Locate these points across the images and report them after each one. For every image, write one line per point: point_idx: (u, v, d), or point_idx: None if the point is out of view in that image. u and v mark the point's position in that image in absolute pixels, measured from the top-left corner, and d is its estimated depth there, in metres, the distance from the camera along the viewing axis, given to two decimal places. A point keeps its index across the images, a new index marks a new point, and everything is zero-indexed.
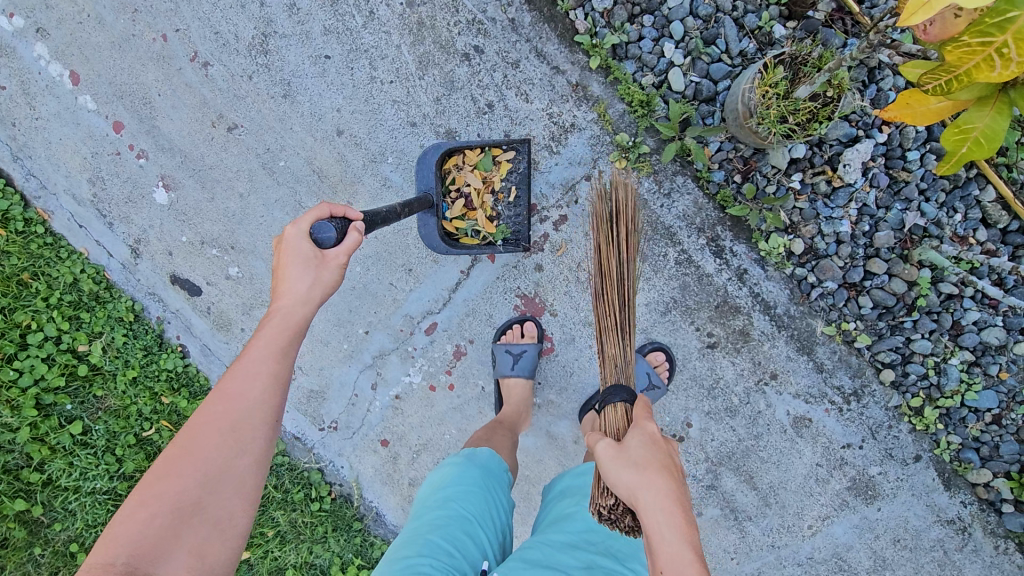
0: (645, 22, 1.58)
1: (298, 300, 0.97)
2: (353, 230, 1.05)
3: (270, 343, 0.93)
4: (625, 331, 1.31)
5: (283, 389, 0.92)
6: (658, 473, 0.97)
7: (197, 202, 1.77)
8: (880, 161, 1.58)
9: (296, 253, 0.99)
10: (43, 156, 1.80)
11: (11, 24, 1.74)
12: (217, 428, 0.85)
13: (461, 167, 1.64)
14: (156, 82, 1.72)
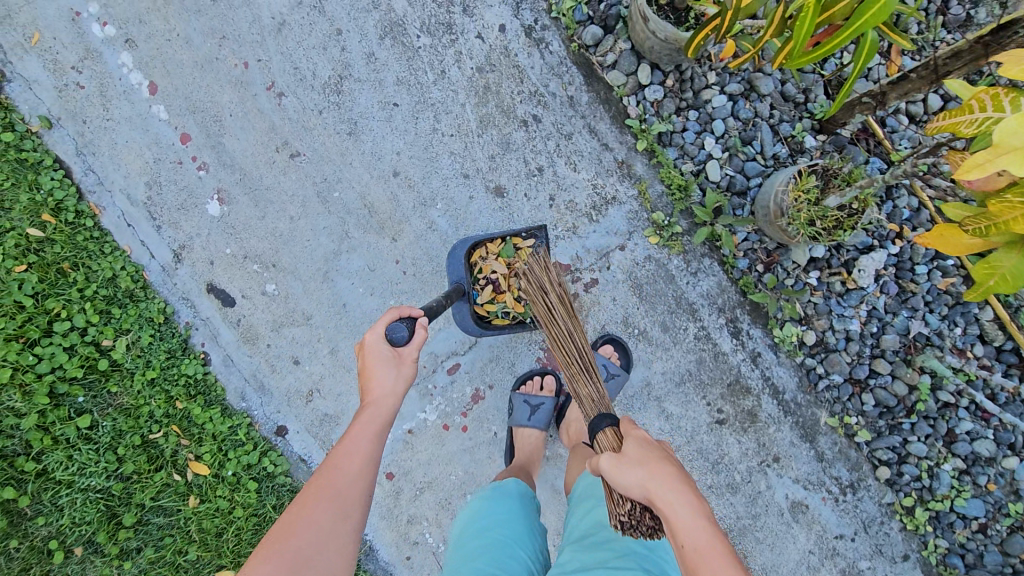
0: (690, 116, 1.73)
1: (383, 390, 1.15)
2: (421, 326, 1.24)
3: (362, 427, 1.10)
4: (590, 371, 1.40)
5: (372, 466, 1.08)
6: (664, 466, 1.02)
7: (248, 219, 1.85)
8: (891, 270, 1.70)
9: (378, 354, 1.18)
10: (106, 155, 1.86)
11: (103, 32, 1.82)
12: (324, 496, 1.00)
13: (486, 258, 1.67)
14: (230, 104, 1.81)
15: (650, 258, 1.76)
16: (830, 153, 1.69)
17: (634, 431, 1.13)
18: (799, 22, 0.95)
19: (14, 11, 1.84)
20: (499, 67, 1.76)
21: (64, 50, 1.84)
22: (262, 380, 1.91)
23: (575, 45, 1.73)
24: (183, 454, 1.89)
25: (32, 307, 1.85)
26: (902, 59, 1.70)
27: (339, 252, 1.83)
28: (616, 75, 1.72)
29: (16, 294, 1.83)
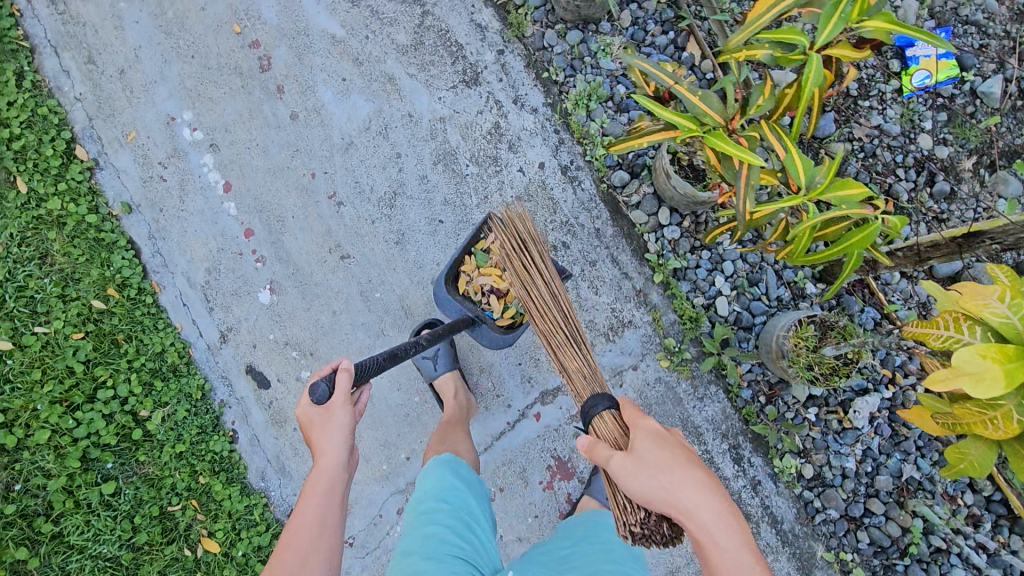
0: (704, 255, 1.92)
1: (325, 448, 1.24)
2: (343, 372, 1.29)
3: (312, 490, 1.20)
4: (580, 343, 1.48)
5: (330, 520, 1.18)
6: (679, 466, 1.11)
7: (294, 309, 2.01)
8: (885, 412, 1.82)
9: (309, 419, 1.29)
10: (174, 241, 2.06)
11: (192, 136, 2.07)
12: (286, 566, 1.09)
13: (470, 278, 1.74)
14: (293, 207, 2.03)
15: (661, 380, 1.90)
16: (829, 300, 1.86)
17: (647, 428, 1.20)
18: (801, 236, 1.48)
19: (116, 111, 2.10)
20: (536, 198, 1.98)
21: (155, 148, 2.08)
22: (284, 462, 2.00)
23: (604, 185, 1.95)
24: (196, 529, 1.96)
25: (81, 373, 2.00)
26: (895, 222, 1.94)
27: (373, 347, 1.98)
28: (638, 215, 1.93)
29: (70, 359, 2.01)
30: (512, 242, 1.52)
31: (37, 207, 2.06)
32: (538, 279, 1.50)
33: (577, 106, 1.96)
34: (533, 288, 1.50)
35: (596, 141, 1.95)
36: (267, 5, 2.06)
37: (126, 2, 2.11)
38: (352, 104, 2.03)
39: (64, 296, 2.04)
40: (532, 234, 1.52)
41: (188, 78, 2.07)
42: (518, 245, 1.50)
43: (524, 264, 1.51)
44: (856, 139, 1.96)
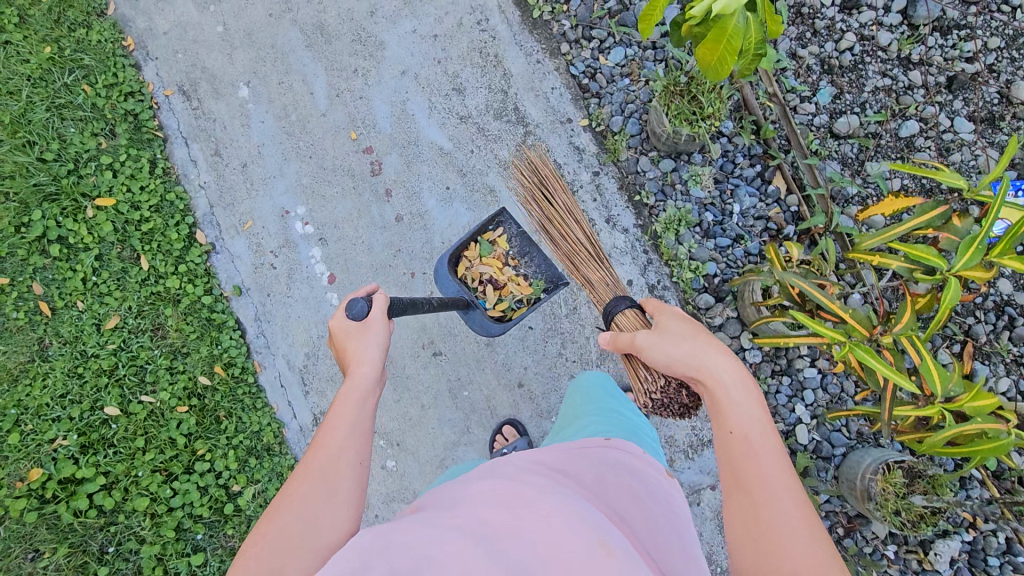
0: (784, 381, 2.00)
1: (359, 360, 1.26)
2: (377, 297, 1.36)
3: (346, 399, 1.18)
4: (601, 260, 1.74)
5: (359, 432, 1.15)
6: (707, 339, 1.13)
7: (385, 399, 2.12)
8: (964, 555, 1.85)
9: (345, 330, 1.31)
10: (278, 324, 2.20)
11: (303, 229, 2.24)
12: (310, 478, 1.05)
13: (471, 265, 1.98)
14: (392, 303, 2.16)
15: None
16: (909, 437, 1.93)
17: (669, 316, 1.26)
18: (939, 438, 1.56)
19: (236, 200, 2.28)
20: None
21: (268, 237, 2.25)
22: None
23: (689, 306, 2.06)
24: None
25: (180, 445, 2.13)
26: (974, 362, 2.01)
27: (458, 442, 2.08)
28: (722, 338, 2.03)
29: (172, 431, 2.13)
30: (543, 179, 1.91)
31: (157, 284, 2.23)
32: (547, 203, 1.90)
33: (666, 229, 2.09)
34: (540, 211, 1.91)
35: (683, 263, 2.06)
36: (383, 116, 2.25)
37: (254, 103, 2.33)
38: (454, 211, 2.18)
39: (172, 370, 2.19)
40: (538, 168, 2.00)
41: (305, 176, 2.26)
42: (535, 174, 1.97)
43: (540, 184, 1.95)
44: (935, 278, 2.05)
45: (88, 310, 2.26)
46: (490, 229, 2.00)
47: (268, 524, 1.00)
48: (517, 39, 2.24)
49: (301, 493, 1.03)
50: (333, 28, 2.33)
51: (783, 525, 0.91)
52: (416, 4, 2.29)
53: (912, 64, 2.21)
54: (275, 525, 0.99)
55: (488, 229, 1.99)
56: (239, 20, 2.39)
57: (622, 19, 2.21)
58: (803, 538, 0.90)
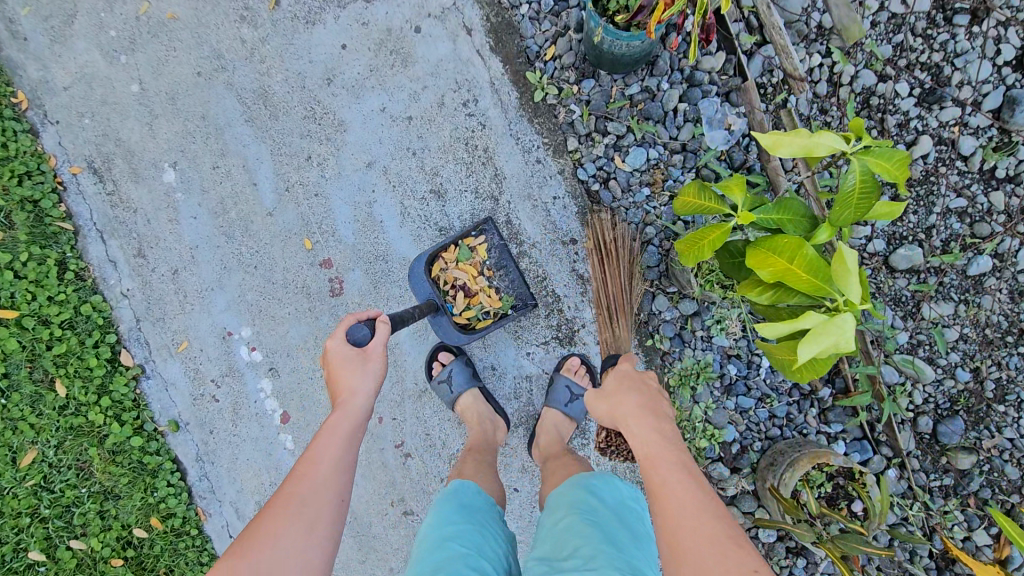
0: (798, 562, 1.73)
1: (352, 392, 1.15)
2: (381, 322, 1.26)
3: (333, 432, 1.10)
4: (616, 319, 1.68)
5: (345, 470, 1.06)
6: (624, 392, 1.24)
7: (348, 558, 1.84)
8: None
9: (342, 357, 1.20)
10: (223, 466, 1.88)
11: (249, 355, 1.86)
12: (285, 515, 0.96)
13: (446, 267, 1.73)
14: (356, 452, 1.84)
15: None
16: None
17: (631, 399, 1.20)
18: None
19: (168, 315, 1.89)
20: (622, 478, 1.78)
21: (207, 363, 1.88)
22: None
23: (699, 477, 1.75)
24: None
25: None
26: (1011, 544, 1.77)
27: None
28: (733, 512, 1.75)
29: None
30: (599, 240, 1.70)
31: (78, 414, 1.87)
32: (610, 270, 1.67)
33: (681, 384, 1.75)
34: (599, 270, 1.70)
35: (696, 427, 1.74)
36: (344, 222, 1.83)
37: (183, 193, 1.89)
38: (428, 345, 1.81)
39: (103, 514, 1.87)
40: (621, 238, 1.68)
41: (250, 291, 1.86)
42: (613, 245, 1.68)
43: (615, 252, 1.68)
44: (982, 449, 1.81)
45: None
46: (474, 235, 1.74)
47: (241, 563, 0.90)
48: (513, 130, 1.79)
49: (280, 534, 0.94)
50: (280, 97, 1.85)
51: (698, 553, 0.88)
52: (386, 74, 1.81)
53: (996, 181, 1.82)
54: (253, 564, 0.90)
55: (472, 234, 1.73)
56: (160, 78, 1.89)
57: (646, 111, 1.75)
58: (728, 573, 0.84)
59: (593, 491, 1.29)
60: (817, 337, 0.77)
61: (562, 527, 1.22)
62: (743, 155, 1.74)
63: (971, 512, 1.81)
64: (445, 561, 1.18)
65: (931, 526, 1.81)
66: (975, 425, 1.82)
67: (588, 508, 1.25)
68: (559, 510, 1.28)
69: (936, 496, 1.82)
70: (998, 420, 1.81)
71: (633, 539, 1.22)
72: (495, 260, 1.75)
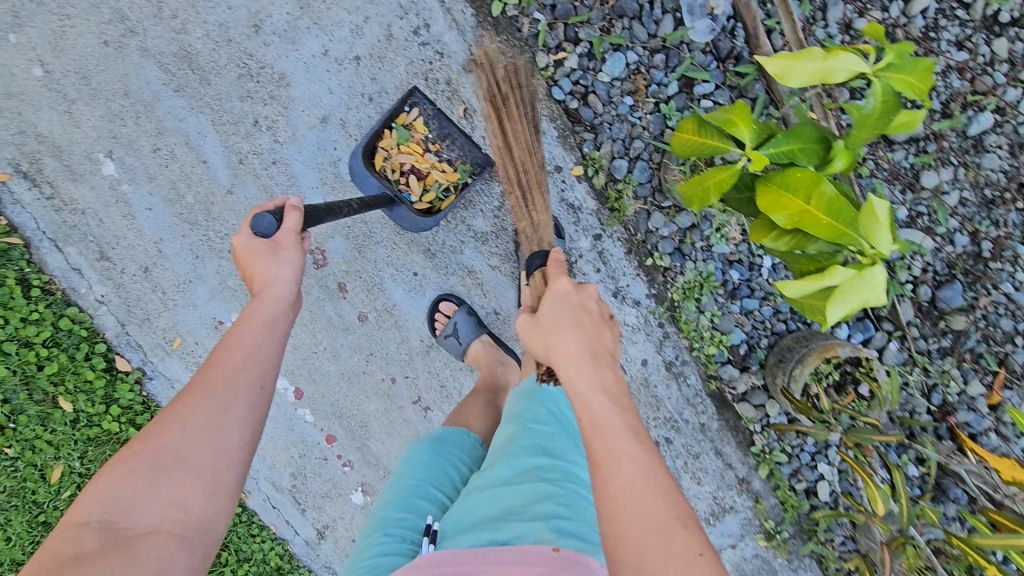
0: (807, 440, 1.70)
1: (268, 281, 1.03)
2: (292, 210, 1.08)
3: (250, 320, 0.99)
4: (528, 199, 1.36)
5: (263, 356, 0.97)
6: (567, 328, 0.97)
7: None
8: None
9: (252, 251, 1.04)
10: None
11: None
12: (194, 399, 0.88)
13: (388, 155, 1.57)
14: (376, 412, 1.82)
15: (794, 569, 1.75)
16: (929, 482, 1.69)
17: (555, 289, 1.03)
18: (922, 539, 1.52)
19: (152, 314, 1.81)
20: (638, 394, 1.74)
21: (207, 353, 1.82)
22: None
23: (713, 381, 1.72)
24: None
25: None
26: (1004, 391, 1.70)
27: None
28: (746, 409, 1.71)
29: None
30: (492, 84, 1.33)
31: (92, 424, 1.83)
32: (524, 126, 1.34)
33: (685, 297, 1.68)
34: (505, 152, 1.35)
35: (705, 336, 1.69)
36: (311, 187, 1.69)
37: (130, 183, 1.72)
38: (427, 302, 1.75)
39: None
40: (519, 79, 1.34)
41: (230, 276, 1.76)
42: (501, 85, 1.33)
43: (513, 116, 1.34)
44: (978, 308, 1.69)
45: (20, 457, 1.84)
46: (405, 109, 1.57)
47: (150, 446, 0.84)
48: (474, 54, 1.61)
49: (188, 419, 0.86)
50: (206, 56, 1.64)
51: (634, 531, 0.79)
52: (320, 11, 1.61)
53: (1000, 27, 1.63)
54: (160, 451, 0.84)
55: (401, 109, 1.56)
56: (64, 56, 1.66)
57: (620, 8, 1.57)
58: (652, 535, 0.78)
59: (540, 398, 1.14)
60: (844, 297, 0.76)
61: (501, 437, 1.12)
62: (731, 42, 1.57)
63: (967, 367, 1.70)
64: (393, 497, 1.18)
65: (930, 386, 1.71)
66: (971, 285, 1.69)
67: (529, 415, 1.11)
68: (503, 419, 1.16)
69: (935, 357, 1.70)
70: (996, 277, 1.68)
71: (573, 443, 1.12)
72: (439, 129, 1.59)
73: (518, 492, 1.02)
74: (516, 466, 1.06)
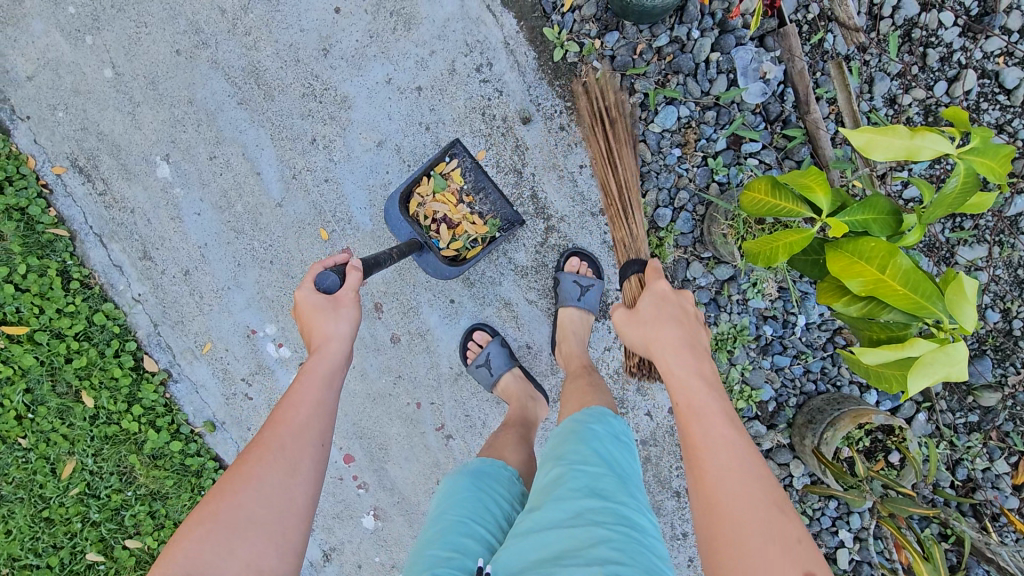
0: (829, 504, 1.69)
1: (327, 336, 1.06)
2: (352, 269, 1.15)
3: (310, 378, 1.01)
4: (630, 213, 1.52)
5: (324, 413, 0.99)
6: (666, 323, 1.09)
7: (400, 535, 1.84)
8: None
9: (312, 306, 1.09)
10: None
11: (277, 352, 1.82)
12: (264, 460, 0.89)
13: (423, 202, 1.65)
14: (398, 435, 1.81)
15: None
16: (951, 559, 1.67)
17: (653, 287, 1.18)
18: None
19: (186, 317, 1.82)
20: (662, 441, 1.76)
21: (236, 361, 1.83)
22: None
23: None
24: None
25: None
26: None
27: None
28: (769, 466, 1.71)
29: None
30: (594, 109, 1.53)
31: (111, 423, 1.82)
32: (618, 146, 1.51)
33: (718, 348, 1.69)
34: (600, 151, 1.54)
35: (734, 389, 1.69)
36: (360, 207, 1.72)
37: (182, 187, 1.76)
38: (461, 330, 1.77)
39: (153, 514, 1.84)
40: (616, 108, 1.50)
41: (268, 287, 1.78)
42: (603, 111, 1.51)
43: (610, 139, 1.51)
44: (1007, 386, 1.70)
45: (32, 449, 1.81)
46: (445, 161, 1.65)
47: (226, 506, 0.85)
48: (532, 95, 1.66)
49: (259, 479, 0.88)
50: (273, 73, 1.70)
51: (726, 497, 0.84)
52: (388, 40, 1.67)
53: None
54: (236, 511, 0.85)
55: (442, 160, 1.64)
56: (136, 61, 1.72)
57: (676, 63, 1.62)
58: (749, 502, 0.83)
59: (586, 441, 1.12)
60: (925, 367, 0.79)
61: (547, 478, 1.09)
62: (780, 105, 1.62)
63: (993, 445, 1.70)
64: (433, 534, 1.10)
65: (954, 461, 1.72)
66: (1000, 362, 1.71)
67: (574, 454, 1.09)
68: (547, 461, 1.13)
69: (961, 432, 1.72)
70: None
71: (622, 484, 1.07)
72: (474, 183, 1.67)
73: (571, 534, 0.97)
74: (567, 507, 1.01)
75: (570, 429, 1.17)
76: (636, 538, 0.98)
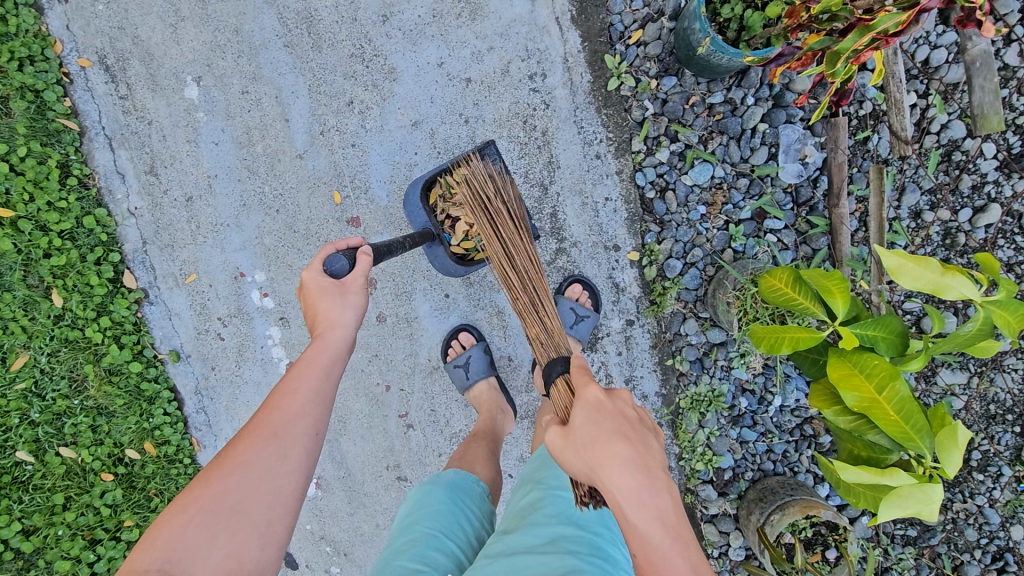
0: None
1: (331, 323, 1.05)
2: (362, 254, 1.12)
3: (310, 363, 1.01)
4: (539, 302, 1.31)
5: (321, 403, 0.98)
6: (617, 449, 0.82)
7: (337, 509, 1.84)
8: None
9: (319, 288, 1.07)
10: (222, 403, 1.84)
11: (261, 301, 1.79)
12: (255, 446, 0.90)
13: (443, 193, 1.54)
14: (360, 412, 1.81)
15: None
16: None
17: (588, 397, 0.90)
18: None
19: (177, 243, 1.77)
20: None
21: (216, 300, 1.80)
22: None
23: (689, 496, 1.74)
24: None
25: (88, 515, 1.81)
26: None
27: None
28: (710, 531, 1.74)
29: (94, 501, 1.80)
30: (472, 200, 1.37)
31: (74, 327, 1.77)
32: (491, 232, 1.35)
33: (691, 408, 1.71)
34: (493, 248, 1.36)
35: (696, 450, 1.71)
36: (379, 181, 1.70)
37: (206, 113, 1.71)
38: (448, 327, 1.76)
39: (95, 429, 1.81)
40: (501, 195, 1.38)
41: (268, 235, 1.75)
42: (484, 198, 1.36)
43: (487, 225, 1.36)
44: (951, 510, 1.75)
45: None
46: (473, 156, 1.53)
47: (212, 492, 0.86)
48: (577, 117, 1.65)
49: (249, 465, 0.88)
50: (326, 26, 1.66)
51: None
52: (449, 25, 1.64)
53: None
54: (219, 496, 0.85)
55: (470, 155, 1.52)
56: None
57: (723, 124, 1.62)
58: None
59: None
60: (900, 500, 0.81)
61: (525, 503, 1.11)
62: (811, 191, 1.63)
63: (923, 562, 1.75)
64: (404, 545, 1.12)
65: (884, 568, 1.77)
66: (950, 486, 1.76)
67: (554, 482, 1.11)
68: (526, 485, 1.16)
69: (897, 542, 1.76)
70: (974, 486, 1.74)
71: (598, 515, 1.10)
72: None
73: (543, 560, 0.98)
74: (541, 533, 1.04)
75: (550, 457, 1.20)
76: (607, 571, 1.00)
